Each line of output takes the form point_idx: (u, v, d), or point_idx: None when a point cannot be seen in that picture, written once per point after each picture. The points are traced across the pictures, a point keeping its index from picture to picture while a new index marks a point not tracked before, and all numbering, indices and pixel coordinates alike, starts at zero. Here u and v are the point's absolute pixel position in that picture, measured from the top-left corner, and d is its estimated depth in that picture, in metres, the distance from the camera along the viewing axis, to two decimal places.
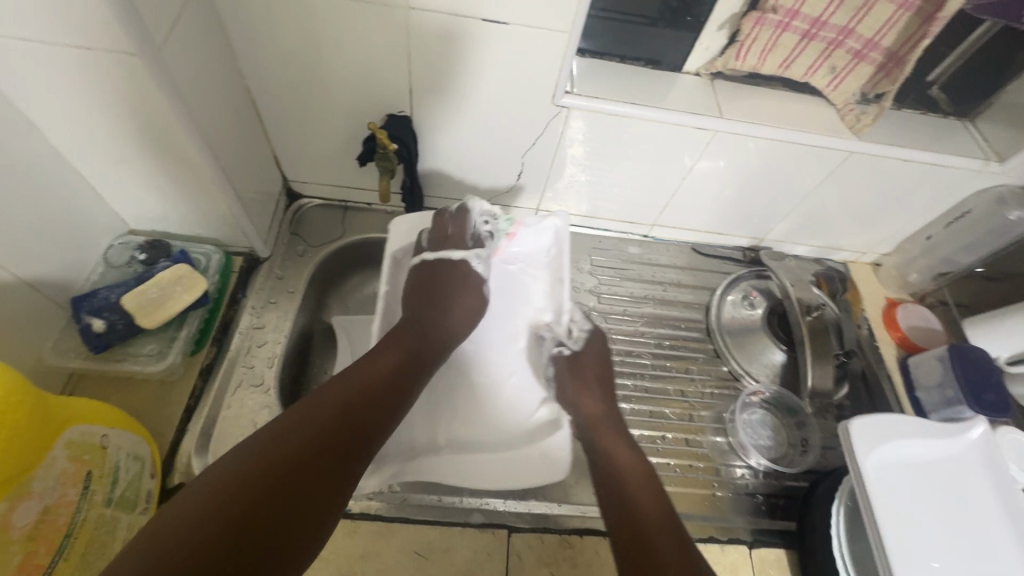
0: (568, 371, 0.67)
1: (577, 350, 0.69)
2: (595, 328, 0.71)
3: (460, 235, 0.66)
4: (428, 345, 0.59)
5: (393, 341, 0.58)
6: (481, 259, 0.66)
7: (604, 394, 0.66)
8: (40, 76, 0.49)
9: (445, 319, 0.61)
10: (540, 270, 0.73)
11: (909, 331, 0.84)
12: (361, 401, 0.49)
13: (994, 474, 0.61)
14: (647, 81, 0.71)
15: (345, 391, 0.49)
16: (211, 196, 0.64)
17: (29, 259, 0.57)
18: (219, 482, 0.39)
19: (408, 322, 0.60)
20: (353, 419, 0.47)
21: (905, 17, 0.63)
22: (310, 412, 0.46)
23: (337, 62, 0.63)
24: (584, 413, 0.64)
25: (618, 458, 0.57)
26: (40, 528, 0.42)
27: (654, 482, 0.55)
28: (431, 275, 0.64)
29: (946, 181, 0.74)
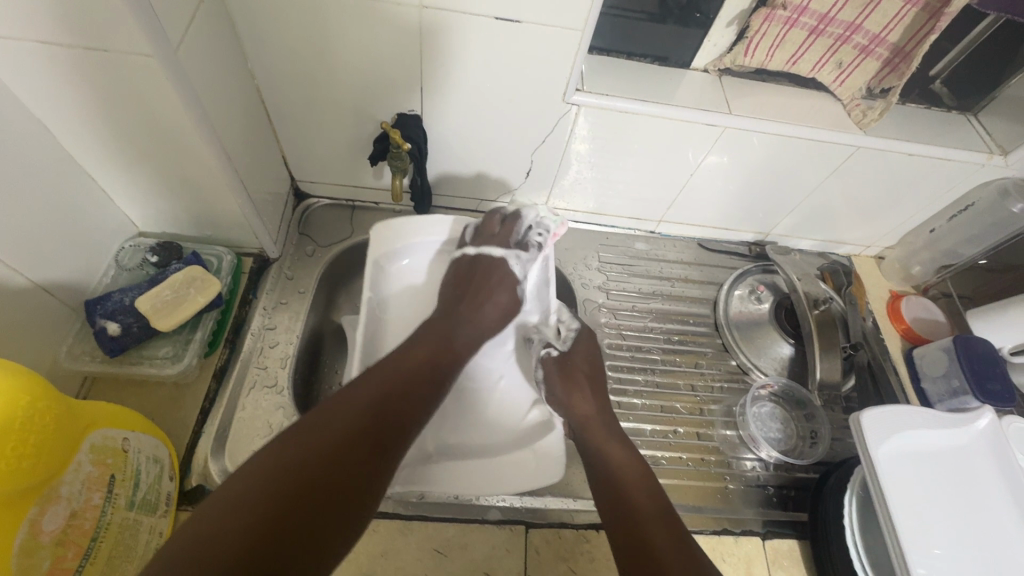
0: (557, 372, 0.66)
1: (565, 350, 0.68)
2: (583, 326, 0.71)
3: (506, 236, 0.68)
4: (461, 334, 0.59)
5: (428, 334, 0.57)
6: (521, 261, 0.67)
7: (596, 396, 0.65)
8: (54, 77, 0.48)
9: (482, 311, 0.62)
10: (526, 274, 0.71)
11: (913, 323, 0.85)
12: (401, 397, 0.49)
13: (1002, 463, 0.62)
14: (655, 78, 0.71)
15: (383, 383, 0.49)
16: (222, 196, 0.63)
17: (43, 262, 0.56)
18: (258, 477, 0.40)
19: (447, 311, 0.61)
20: (386, 413, 0.47)
21: (912, 13, 0.63)
22: (353, 404, 0.46)
23: (346, 61, 0.62)
24: (576, 415, 0.63)
25: (612, 459, 0.57)
26: (67, 532, 0.43)
27: (651, 483, 0.55)
28: (471, 267, 0.65)
29: (951, 175, 0.75)
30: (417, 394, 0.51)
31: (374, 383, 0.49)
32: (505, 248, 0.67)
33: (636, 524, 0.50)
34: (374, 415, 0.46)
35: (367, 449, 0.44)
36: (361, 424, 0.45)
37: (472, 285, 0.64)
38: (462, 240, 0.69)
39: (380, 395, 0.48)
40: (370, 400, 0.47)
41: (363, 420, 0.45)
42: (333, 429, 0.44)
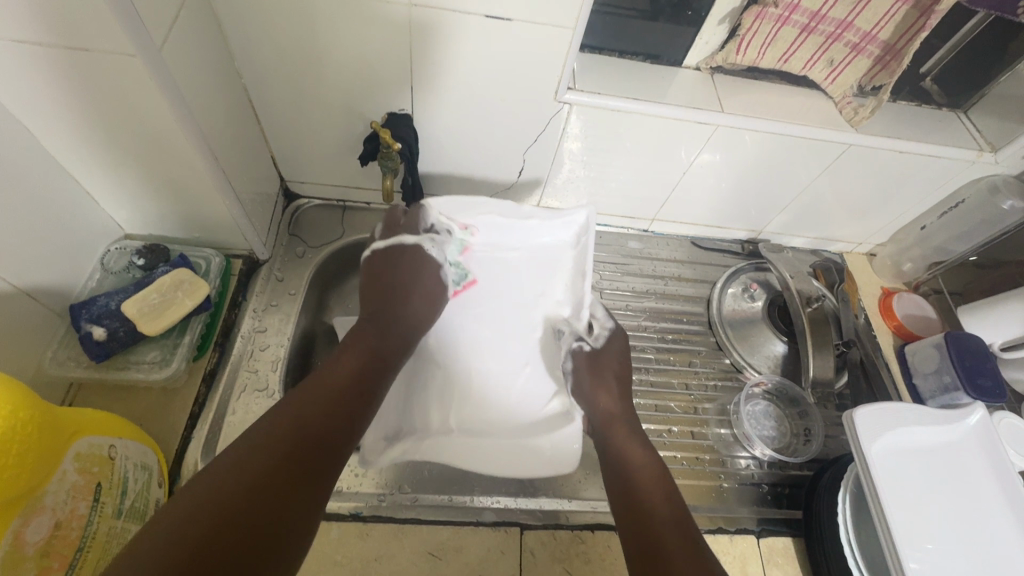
0: (588, 366, 0.65)
1: (597, 346, 0.67)
2: (616, 327, 0.70)
3: (414, 222, 0.62)
4: (389, 339, 0.56)
5: (352, 344, 0.54)
6: (437, 244, 0.63)
7: (621, 394, 0.64)
8: (33, 78, 0.47)
9: (407, 313, 0.59)
10: (562, 264, 0.71)
11: (905, 320, 0.85)
12: (326, 412, 0.46)
13: (993, 458, 0.63)
14: (647, 76, 0.71)
15: (302, 400, 0.46)
16: (209, 197, 0.62)
17: (27, 267, 0.55)
18: (183, 512, 0.36)
19: (373, 314, 0.57)
20: (311, 432, 0.44)
21: (903, 10, 0.63)
22: (278, 422, 0.43)
23: (334, 59, 0.61)
24: (600, 412, 0.62)
25: (632, 461, 0.56)
26: (51, 543, 0.42)
27: (670, 488, 0.53)
28: (392, 263, 0.60)
29: (942, 172, 0.75)
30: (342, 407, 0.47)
31: (293, 400, 0.46)
32: (416, 234, 0.61)
33: (651, 528, 0.49)
34: (294, 436, 0.43)
35: (295, 473, 0.41)
36: (284, 447, 0.42)
37: (392, 282, 0.59)
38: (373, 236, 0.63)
39: (301, 413, 0.45)
40: (287, 421, 0.43)
41: (282, 442, 0.42)
42: (250, 455, 0.40)
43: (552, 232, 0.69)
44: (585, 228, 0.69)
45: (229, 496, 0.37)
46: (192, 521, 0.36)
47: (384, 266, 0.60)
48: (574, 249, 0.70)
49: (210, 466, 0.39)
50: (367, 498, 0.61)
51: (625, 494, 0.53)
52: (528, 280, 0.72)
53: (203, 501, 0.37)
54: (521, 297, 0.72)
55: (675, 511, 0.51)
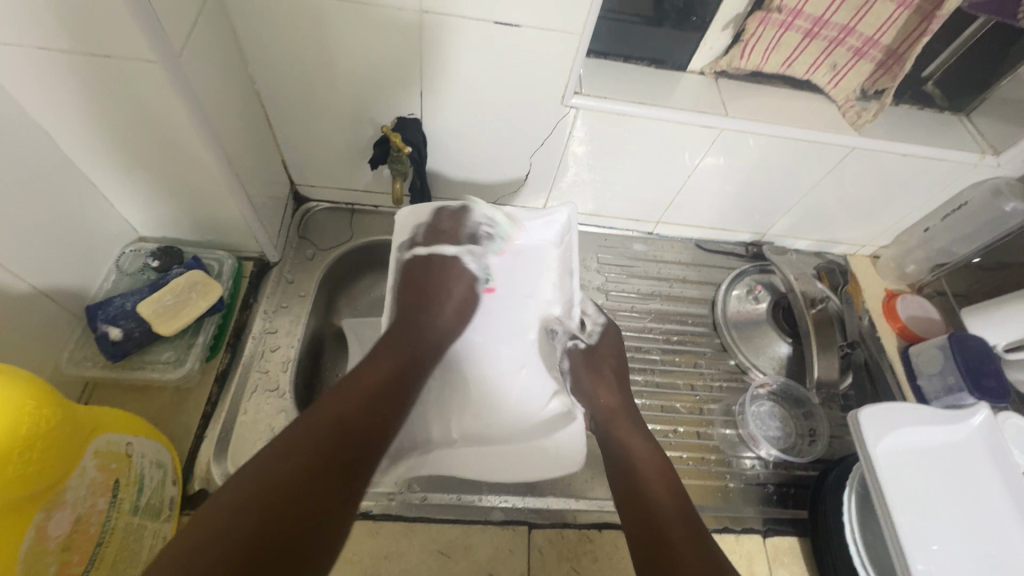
0: (585, 363, 0.68)
1: (591, 343, 0.71)
2: (608, 322, 0.74)
3: (456, 231, 0.65)
4: (422, 346, 0.59)
5: (387, 349, 0.56)
6: (475, 256, 0.65)
7: (620, 391, 0.67)
8: (56, 83, 0.49)
9: (440, 321, 0.61)
10: (548, 264, 0.70)
11: (909, 322, 0.86)
12: (361, 414, 0.48)
13: (997, 458, 0.63)
14: (652, 81, 0.72)
15: (342, 403, 0.48)
16: (223, 200, 0.63)
17: (45, 268, 0.57)
18: (228, 509, 0.39)
19: (410, 319, 0.60)
20: (348, 433, 0.46)
21: (905, 16, 0.64)
22: (318, 421, 0.46)
23: (346, 64, 0.62)
24: (600, 408, 0.65)
25: (633, 451, 0.58)
26: (72, 537, 0.43)
27: (670, 477, 0.55)
28: (428, 271, 0.63)
29: (944, 175, 0.76)
30: (376, 410, 0.50)
31: (333, 401, 0.48)
32: (457, 245, 0.65)
33: (654, 515, 0.51)
34: (333, 437, 0.45)
35: (334, 472, 0.44)
36: (323, 447, 0.44)
37: (427, 290, 0.62)
38: (414, 240, 0.65)
39: (339, 415, 0.47)
40: (326, 423, 0.46)
41: (321, 442, 0.44)
42: (294, 454, 0.43)
43: (540, 229, 0.70)
44: (568, 227, 0.70)
45: (274, 494, 0.40)
46: (241, 517, 0.38)
47: (419, 275, 0.62)
48: (559, 247, 0.71)
49: (254, 463, 0.42)
50: (377, 497, 0.62)
51: (626, 482, 0.55)
52: (518, 276, 0.69)
53: (250, 498, 0.39)
54: (512, 299, 0.69)
55: (677, 501, 0.53)
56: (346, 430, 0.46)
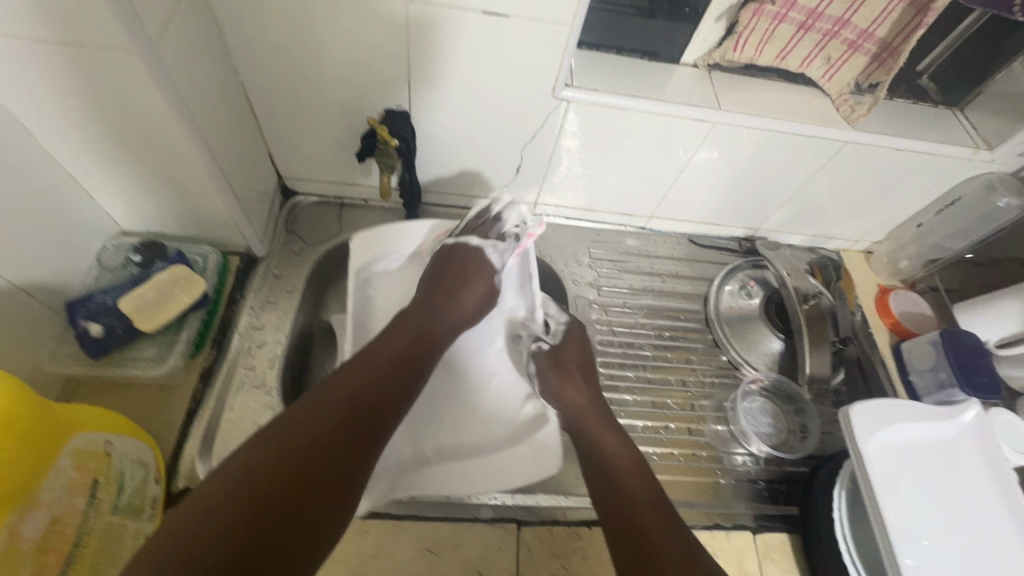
0: (552, 361, 0.68)
1: (555, 344, 0.69)
2: (573, 319, 0.72)
3: (485, 228, 0.67)
4: (434, 331, 0.59)
5: (396, 334, 0.56)
6: (498, 249, 0.67)
7: (588, 386, 0.66)
8: (28, 72, 0.47)
9: (454, 306, 0.61)
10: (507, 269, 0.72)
11: (901, 317, 0.86)
12: (360, 406, 0.48)
13: (987, 453, 0.63)
14: (644, 73, 0.71)
15: (342, 390, 0.48)
16: (207, 193, 0.62)
17: (23, 263, 0.55)
18: (218, 501, 0.39)
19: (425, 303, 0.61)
20: (342, 423, 0.46)
21: (900, 8, 0.64)
22: (325, 405, 0.46)
23: (331, 56, 0.61)
24: (571, 406, 0.63)
25: (606, 445, 0.58)
26: (48, 538, 0.42)
27: (645, 472, 0.55)
28: (455, 264, 0.64)
29: (939, 169, 0.75)
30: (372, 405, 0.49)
31: (337, 385, 0.48)
32: (483, 237, 0.66)
33: (630, 509, 0.51)
34: (324, 430, 0.45)
35: (325, 463, 0.43)
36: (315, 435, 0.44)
37: (443, 280, 0.63)
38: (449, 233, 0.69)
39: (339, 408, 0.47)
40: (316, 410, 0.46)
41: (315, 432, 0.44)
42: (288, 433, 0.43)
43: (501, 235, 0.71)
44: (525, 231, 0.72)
45: (273, 469, 0.41)
46: (231, 495, 0.39)
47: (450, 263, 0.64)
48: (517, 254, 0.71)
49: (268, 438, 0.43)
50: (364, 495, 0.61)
51: (602, 481, 0.55)
52: None
53: (245, 475, 0.40)
54: None
55: (651, 491, 0.53)
56: (339, 419, 0.46)
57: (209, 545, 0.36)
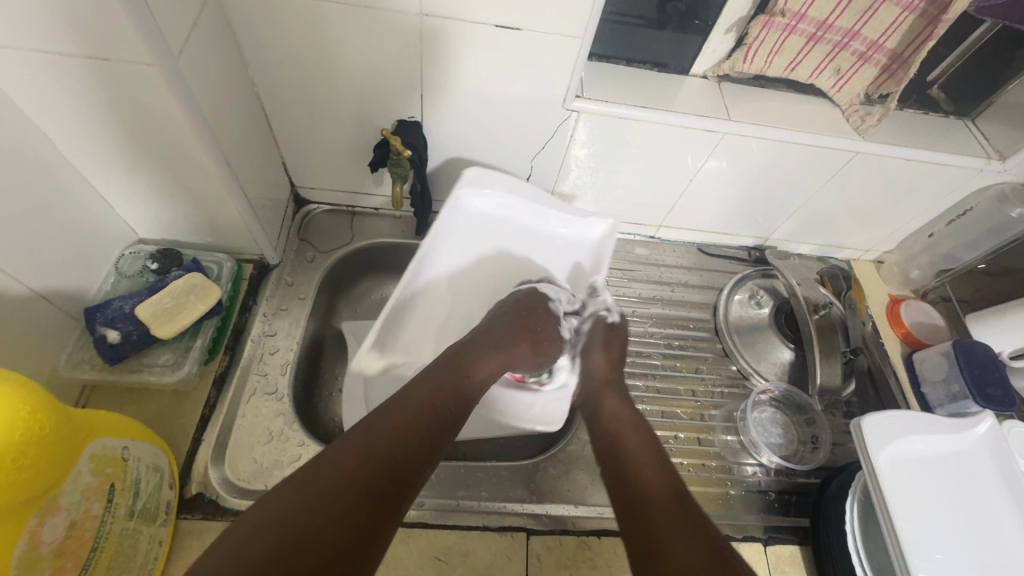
0: (602, 338, 0.67)
1: (613, 321, 0.69)
2: (621, 321, 0.71)
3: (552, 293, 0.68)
4: (478, 365, 0.56)
5: (433, 375, 0.53)
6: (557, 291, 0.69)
7: (615, 367, 0.66)
8: (55, 86, 0.49)
9: (503, 351, 0.59)
10: (578, 253, 0.74)
11: (913, 328, 0.85)
12: (410, 441, 0.46)
13: (1000, 465, 0.63)
14: (654, 84, 0.71)
15: (392, 419, 0.47)
16: (223, 201, 0.63)
17: (43, 271, 0.56)
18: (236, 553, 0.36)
19: (479, 345, 0.59)
20: (390, 461, 0.44)
21: (910, 20, 0.64)
22: (355, 445, 0.44)
23: (347, 71, 0.63)
24: (595, 378, 0.64)
25: (618, 417, 0.59)
26: (66, 543, 0.43)
27: (659, 452, 0.54)
28: (518, 317, 0.63)
29: (950, 179, 0.75)
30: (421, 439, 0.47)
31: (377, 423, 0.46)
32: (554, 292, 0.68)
33: (638, 481, 0.51)
34: (371, 462, 0.43)
35: (367, 504, 0.41)
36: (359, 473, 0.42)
37: (501, 326, 0.62)
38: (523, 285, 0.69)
39: (388, 441, 0.45)
40: (361, 449, 0.44)
41: (363, 466, 0.43)
42: (334, 467, 0.42)
43: (586, 227, 0.74)
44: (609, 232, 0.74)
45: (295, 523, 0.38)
46: (280, 530, 0.37)
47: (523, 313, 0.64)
48: (593, 246, 0.74)
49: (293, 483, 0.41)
50: None
51: (614, 458, 0.54)
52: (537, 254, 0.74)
53: (295, 510, 0.39)
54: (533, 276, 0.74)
55: (665, 467, 0.51)
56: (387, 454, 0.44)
57: None
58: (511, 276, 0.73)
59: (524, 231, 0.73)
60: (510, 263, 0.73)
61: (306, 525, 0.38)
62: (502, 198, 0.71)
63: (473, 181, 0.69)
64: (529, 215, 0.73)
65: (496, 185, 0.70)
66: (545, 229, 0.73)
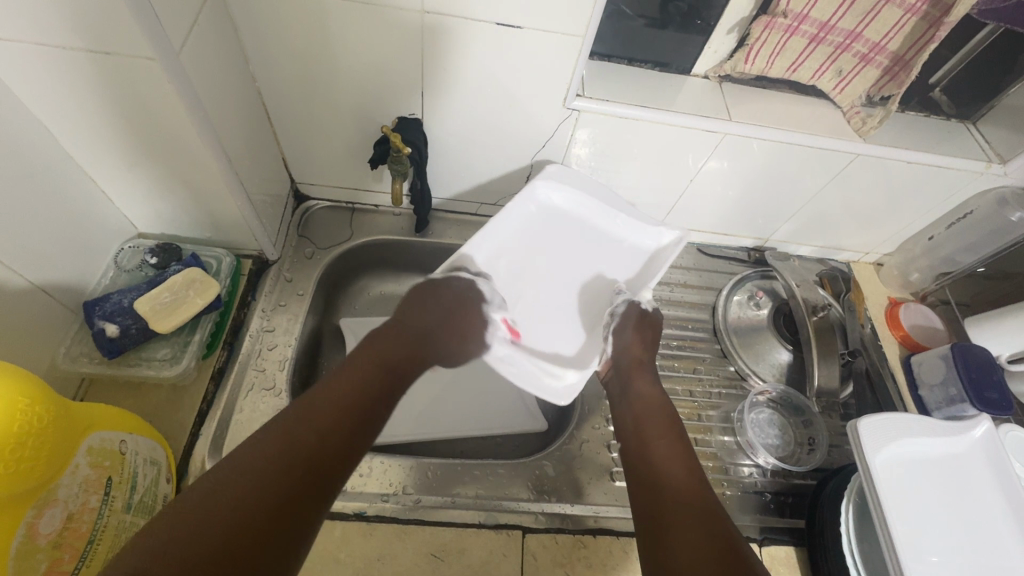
0: (636, 321, 0.65)
1: (647, 310, 0.68)
2: (655, 313, 0.68)
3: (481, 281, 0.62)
4: (409, 363, 0.53)
5: (383, 343, 0.54)
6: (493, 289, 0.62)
7: (648, 349, 0.65)
8: (55, 79, 0.49)
9: (432, 332, 0.57)
10: (634, 258, 0.72)
11: (912, 331, 0.85)
12: (339, 422, 0.45)
13: (996, 469, 0.63)
14: (656, 84, 0.71)
15: (344, 385, 0.48)
16: (223, 196, 0.63)
17: (42, 264, 0.56)
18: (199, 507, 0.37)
19: (399, 338, 0.55)
20: (312, 454, 0.42)
21: (912, 22, 0.64)
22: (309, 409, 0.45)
23: (348, 67, 0.63)
24: (628, 356, 0.64)
25: (647, 399, 0.60)
26: (63, 535, 0.43)
27: (681, 439, 0.55)
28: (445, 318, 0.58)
29: (949, 183, 0.75)
30: (350, 433, 0.45)
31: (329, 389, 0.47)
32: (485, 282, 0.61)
33: (658, 466, 0.52)
34: (295, 455, 0.41)
35: (320, 461, 0.42)
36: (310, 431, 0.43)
37: (428, 320, 0.57)
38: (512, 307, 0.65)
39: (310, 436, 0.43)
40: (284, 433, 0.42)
41: (286, 459, 0.41)
42: (291, 426, 0.43)
43: (650, 235, 0.72)
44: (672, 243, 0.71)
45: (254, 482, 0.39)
46: (206, 539, 0.36)
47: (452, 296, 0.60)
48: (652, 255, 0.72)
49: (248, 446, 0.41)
50: (371, 498, 0.62)
51: (638, 437, 0.57)
52: (590, 245, 0.71)
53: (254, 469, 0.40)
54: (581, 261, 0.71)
55: (685, 457, 0.53)
56: (310, 448, 0.42)
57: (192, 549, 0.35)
58: (564, 256, 0.71)
59: (593, 228, 0.71)
60: (573, 249, 0.71)
61: (235, 523, 0.37)
62: (574, 195, 0.70)
63: (552, 176, 0.69)
64: (599, 215, 0.71)
65: (569, 181, 0.70)
66: (605, 228, 0.72)
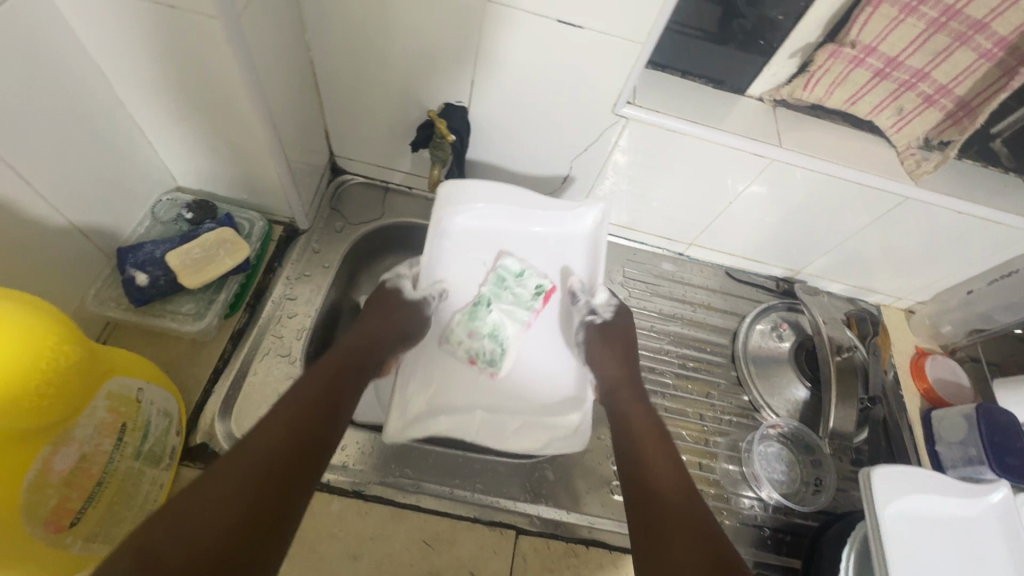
0: (601, 339, 0.69)
1: (608, 317, 0.71)
2: (620, 304, 0.73)
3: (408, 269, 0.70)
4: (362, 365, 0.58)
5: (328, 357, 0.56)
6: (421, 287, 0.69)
7: (630, 366, 0.67)
8: (117, 28, 0.49)
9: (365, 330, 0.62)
10: (578, 250, 0.74)
11: (936, 384, 0.83)
12: (312, 415, 0.48)
13: (1008, 537, 0.61)
14: (708, 100, 0.70)
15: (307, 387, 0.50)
16: (264, 161, 0.64)
17: (83, 205, 0.58)
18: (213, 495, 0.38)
19: (341, 351, 0.58)
20: (294, 444, 0.44)
21: (985, 67, 0.62)
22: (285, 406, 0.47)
23: (401, 47, 0.63)
24: (610, 380, 0.66)
25: (637, 417, 0.60)
26: (75, 474, 0.44)
27: (672, 452, 0.56)
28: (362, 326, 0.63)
29: (998, 238, 0.72)
30: (321, 427, 0.47)
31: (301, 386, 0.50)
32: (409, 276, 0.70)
33: (654, 481, 0.52)
34: (286, 443, 0.44)
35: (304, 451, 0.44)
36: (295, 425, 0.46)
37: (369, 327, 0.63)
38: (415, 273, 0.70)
39: (293, 429, 0.45)
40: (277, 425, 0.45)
41: (275, 446, 0.43)
42: (275, 423, 0.45)
43: (574, 224, 0.73)
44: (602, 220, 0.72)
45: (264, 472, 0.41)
46: (225, 518, 0.37)
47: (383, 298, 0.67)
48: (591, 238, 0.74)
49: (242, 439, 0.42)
50: (371, 478, 0.62)
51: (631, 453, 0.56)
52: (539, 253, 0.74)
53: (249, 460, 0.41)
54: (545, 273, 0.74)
55: (679, 472, 0.53)
56: (298, 443, 0.44)
57: (213, 529, 0.36)
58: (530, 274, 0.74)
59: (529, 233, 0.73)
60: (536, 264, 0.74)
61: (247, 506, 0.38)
62: (482, 211, 0.71)
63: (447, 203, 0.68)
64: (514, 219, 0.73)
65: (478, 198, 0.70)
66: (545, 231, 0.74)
